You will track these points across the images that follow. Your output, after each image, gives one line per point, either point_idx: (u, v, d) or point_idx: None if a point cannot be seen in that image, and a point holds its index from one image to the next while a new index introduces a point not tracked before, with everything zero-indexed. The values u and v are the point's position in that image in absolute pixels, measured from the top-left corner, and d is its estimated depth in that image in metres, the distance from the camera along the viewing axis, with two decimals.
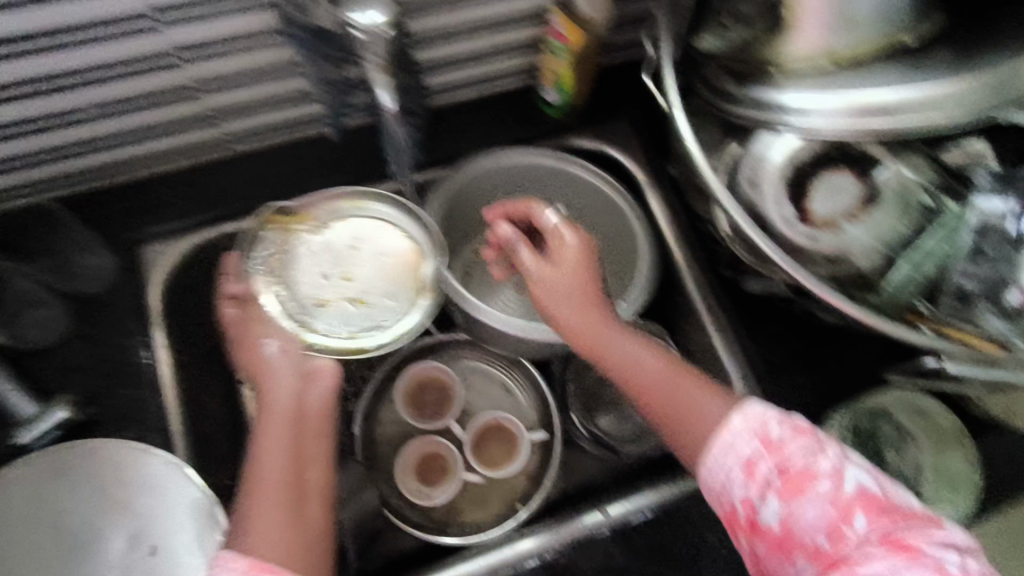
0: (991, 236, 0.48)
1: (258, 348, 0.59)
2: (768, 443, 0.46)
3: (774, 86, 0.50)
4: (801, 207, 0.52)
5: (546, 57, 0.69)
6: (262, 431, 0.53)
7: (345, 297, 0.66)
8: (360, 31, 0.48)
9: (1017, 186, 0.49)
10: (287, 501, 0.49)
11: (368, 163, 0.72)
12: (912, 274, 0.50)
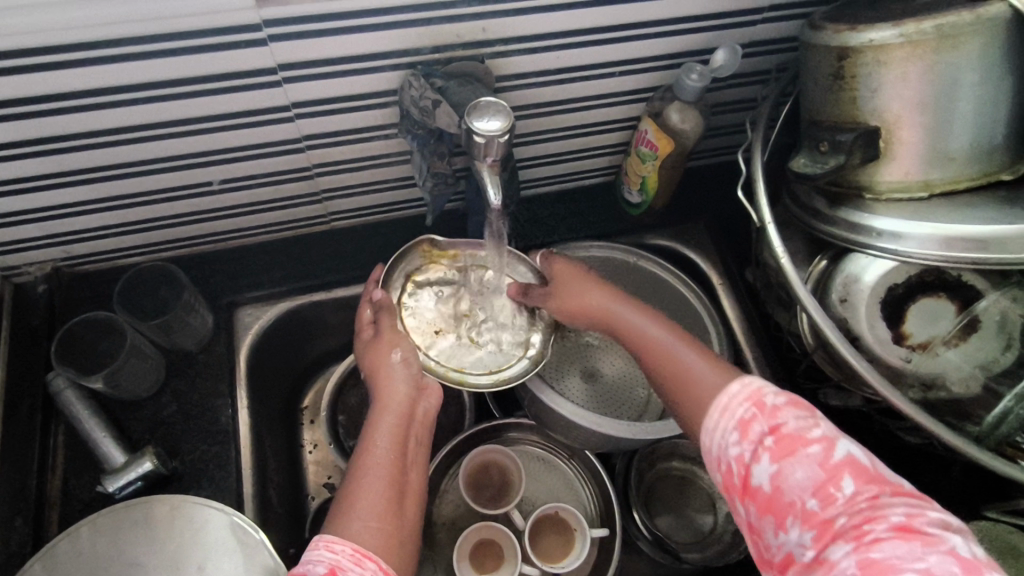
0: None
1: (383, 356, 0.62)
2: (767, 410, 0.47)
3: (867, 211, 0.52)
4: (896, 329, 0.51)
5: (632, 162, 0.72)
6: (372, 427, 0.58)
7: (463, 333, 0.69)
8: (482, 138, 0.52)
9: None
10: (385, 496, 0.53)
11: None
12: (1015, 407, 0.47)
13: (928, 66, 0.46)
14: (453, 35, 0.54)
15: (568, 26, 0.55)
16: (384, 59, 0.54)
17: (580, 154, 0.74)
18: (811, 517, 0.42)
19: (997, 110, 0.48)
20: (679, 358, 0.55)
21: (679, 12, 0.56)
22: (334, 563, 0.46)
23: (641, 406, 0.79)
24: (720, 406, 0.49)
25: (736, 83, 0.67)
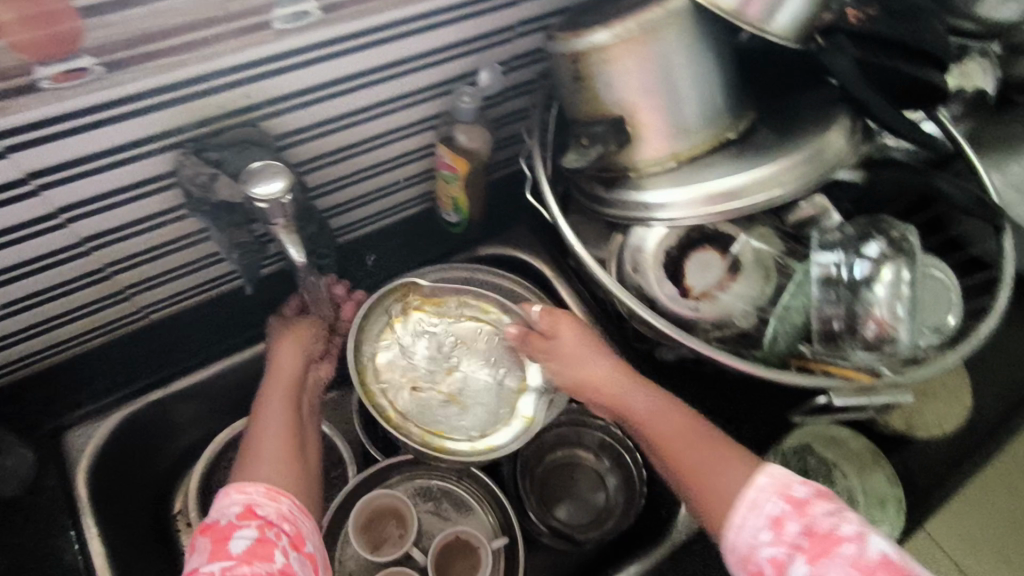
0: (835, 285, 0.55)
1: (278, 358, 0.67)
2: (798, 506, 0.46)
3: (636, 188, 0.58)
4: (681, 285, 0.58)
5: (441, 185, 0.75)
6: (264, 394, 0.63)
7: (441, 394, 0.72)
8: (265, 202, 0.52)
9: (846, 237, 0.56)
10: (283, 453, 0.56)
11: None
12: (779, 327, 0.56)
13: (643, 55, 0.53)
14: (217, 107, 0.54)
15: (330, 77, 0.56)
16: (147, 144, 0.53)
17: (389, 189, 0.76)
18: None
19: (711, 81, 0.56)
20: (688, 435, 0.56)
21: (430, 45, 0.60)
22: (249, 502, 0.50)
23: None
24: (748, 502, 0.48)
25: (509, 94, 0.72)
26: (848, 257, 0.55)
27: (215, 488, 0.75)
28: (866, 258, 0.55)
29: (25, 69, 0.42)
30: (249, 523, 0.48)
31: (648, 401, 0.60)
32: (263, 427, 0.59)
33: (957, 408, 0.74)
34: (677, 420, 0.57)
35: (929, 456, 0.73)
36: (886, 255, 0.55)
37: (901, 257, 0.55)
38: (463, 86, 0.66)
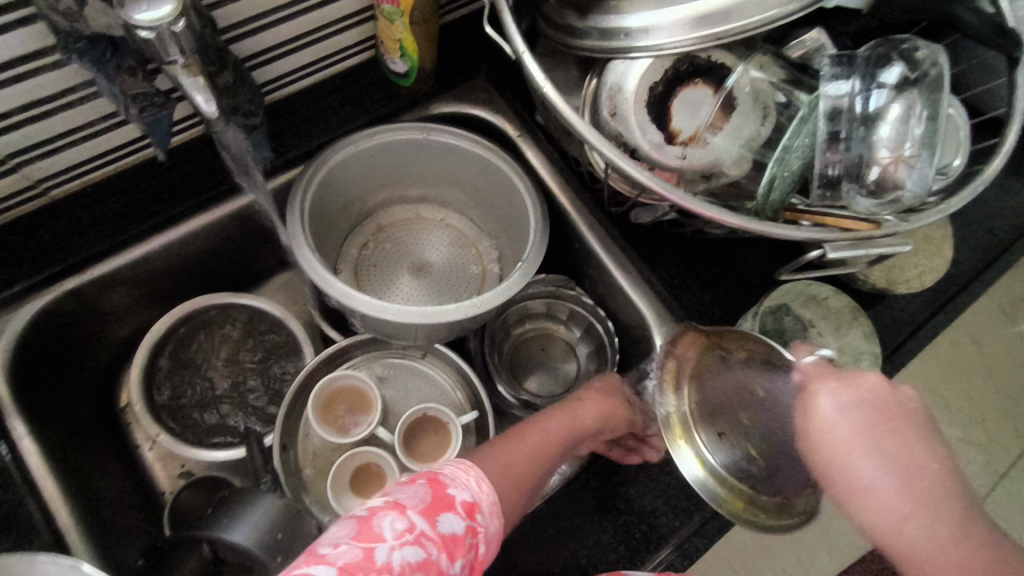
0: (844, 119, 0.48)
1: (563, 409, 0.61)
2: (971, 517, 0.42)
3: (615, 12, 0.48)
4: (665, 130, 0.51)
5: (382, 24, 0.64)
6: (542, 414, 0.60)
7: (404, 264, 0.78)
8: (151, 31, 0.41)
9: (857, 66, 0.49)
10: (523, 471, 0.52)
11: (214, 176, 0.65)
12: (778, 172, 0.49)
13: None
14: None
15: None
16: None
17: (319, 32, 0.64)
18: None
19: None
20: (872, 466, 0.43)
21: None
22: (473, 496, 0.45)
23: (478, 280, 0.79)
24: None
25: None
26: (864, 86, 0.48)
27: (161, 377, 0.71)
28: (884, 84, 0.48)
29: None
30: (440, 524, 0.42)
31: (862, 479, 0.43)
32: (508, 445, 0.54)
33: (939, 264, 0.71)
34: (823, 432, 0.44)
35: (906, 311, 0.71)
36: (902, 86, 0.48)
37: (917, 89, 0.48)
38: None
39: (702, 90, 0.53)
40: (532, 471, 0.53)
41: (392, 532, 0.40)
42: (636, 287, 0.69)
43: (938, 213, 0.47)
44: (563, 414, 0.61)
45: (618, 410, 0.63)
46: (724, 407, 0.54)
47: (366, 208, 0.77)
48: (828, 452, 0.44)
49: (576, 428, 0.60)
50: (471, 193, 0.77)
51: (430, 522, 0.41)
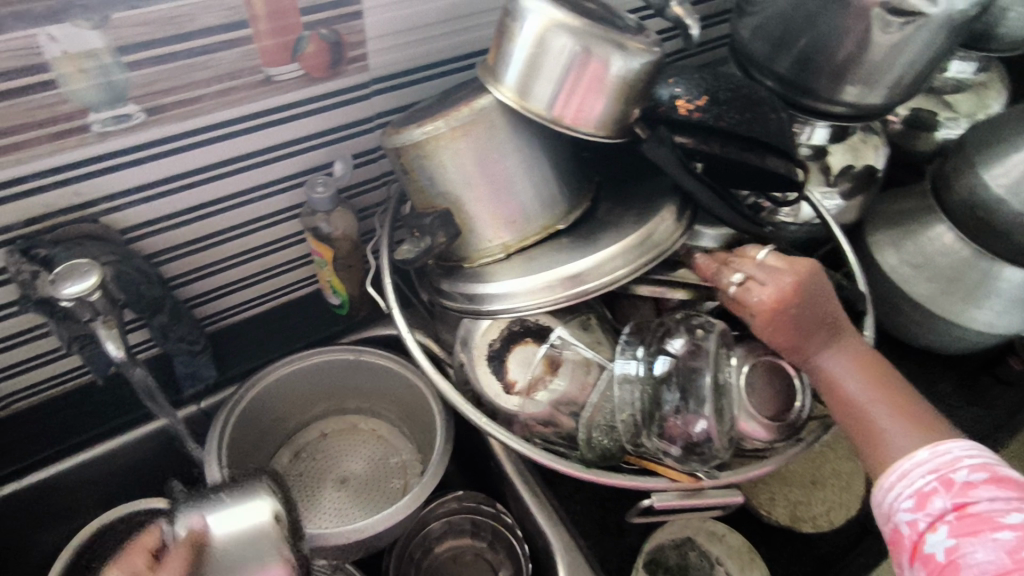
0: (645, 387, 0.52)
1: None
2: (954, 487, 0.44)
3: (474, 277, 0.57)
4: (503, 380, 0.55)
5: (317, 270, 0.75)
6: None
7: (331, 479, 0.82)
8: (72, 299, 0.51)
9: (647, 336, 0.54)
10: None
11: (137, 403, 0.73)
12: (597, 424, 0.53)
13: (456, 151, 0.53)
14: (44, 205, 0.56)
15: (170, 171, 0.59)
16: None
17: (259, 277, 0.75)
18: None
19: (541, 166, 0.57)
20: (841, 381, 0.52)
21: (277, 138, 0.63)
22: None
23: (399, 492, 0.81)
24: (899, 470, 0.47)
25: (375, 185, 0.73)
26: (650, 354, 0.53)
27: None
28: (667, 351, 0.53)
29: None
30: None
31: (858, 381, 0.52)
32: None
33: (850, 500, 0.70)
34: (863, 368, 0.53)
35: (829, 554, 0.67)
36: (687, 354, 0.52)
37: (704, 355, 0.52)
38: (318, 177, 0.67)
39: (532, 346, 0.57)
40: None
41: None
42: (539, 507, 0.72)
43: (763, 464, 0.52)
44: None
45: (826, 296, 0.53)
46: (813, 330, 0.53)
47: (305, 419, 0.84)
48: (806, 311, 0.53)
49: None
50: (400, 406, 0.84)
51: None
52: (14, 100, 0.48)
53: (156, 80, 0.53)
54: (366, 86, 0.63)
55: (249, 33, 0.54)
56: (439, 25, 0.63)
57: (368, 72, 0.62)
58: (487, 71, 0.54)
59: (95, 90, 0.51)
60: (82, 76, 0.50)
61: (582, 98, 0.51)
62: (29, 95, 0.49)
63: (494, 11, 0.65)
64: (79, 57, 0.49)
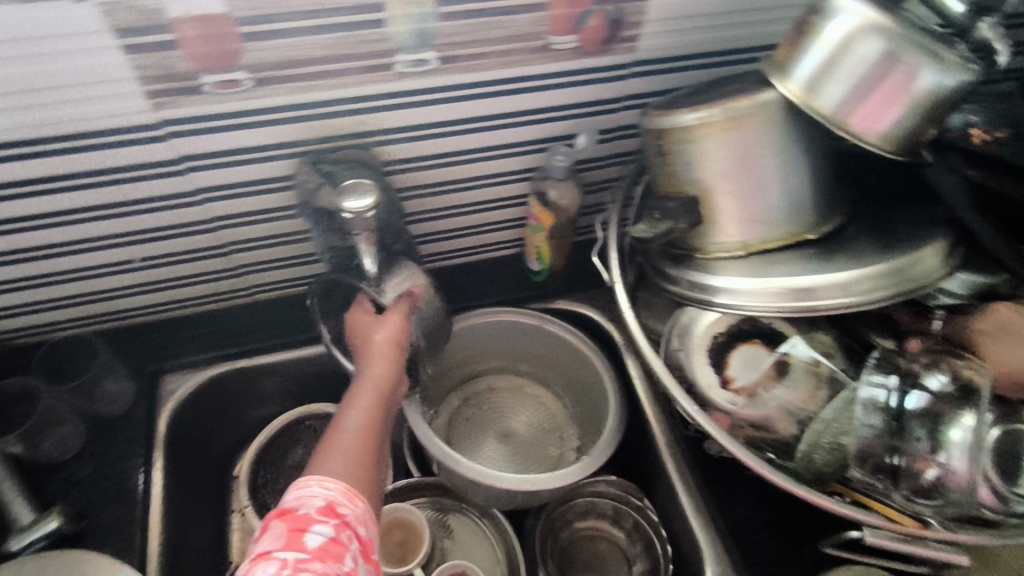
0: (881, 413, 0.54)
1: (366, 374, 0.61)
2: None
3: (705, 268, 0.58)
4: (722, 375, 0.59)
5: (530, 234, 0.79)
6: (348, 420, 0.58)
7: (493, 432, 0.86)
8: (352, 214, 0.58)
9: (898, 370, 0.56)
10: (365, 459, 0.54)
11: None
12: (815, 441, 0.55)
13: (724, 141, 0.54)
14: (336, 128, 0.63)
15: (442, 117, 0.65)
16: (279, 149, 0.63)
17: (477, 230, 0.81)
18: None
19: (802, 173, 0.55)
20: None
21: (535, 103, 0.67)
22: (329, 498, 0.49)
23: (554, 462, 0.84)
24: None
25: (605, 163, 0.76)
26: (903, 386, 0.55)
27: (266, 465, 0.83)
28: (923, 387, 0.55)
29: (197, 73, 0.54)
30: (328, 519, 0.47)
31: None
32: (359, 391, 0.60)
33: None
34: None
35: None
36: (946, 394, 0.54)
37: (963, 401, 0.53)
38: (561, 146, 0.70)
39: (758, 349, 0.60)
40: (373, 439, 0.57)
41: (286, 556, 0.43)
42: (696, 512, 0.71)
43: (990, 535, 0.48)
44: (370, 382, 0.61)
45: None
46: None
47: (479, 369, 0.89)
48: None
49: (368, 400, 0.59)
50: (570, 380, 0.86)
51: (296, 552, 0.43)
52: (347, 33, 0.54)
53: (458, 33, 0.58)
54: (628, 67, 0.66)
55: (547, 1, 0.57)
56: (714, 17, 0.63)
57: (633, 54, 0.65)
58: (773, 67, 0.53)
59: (410, 33, 0.56)
60: (405, 19, 0.55)
61: (875, 106, 0.49)
62: (359, 29, 0.55)
63: (774, 10, 0.64)
64: (409, 3, 0.54)
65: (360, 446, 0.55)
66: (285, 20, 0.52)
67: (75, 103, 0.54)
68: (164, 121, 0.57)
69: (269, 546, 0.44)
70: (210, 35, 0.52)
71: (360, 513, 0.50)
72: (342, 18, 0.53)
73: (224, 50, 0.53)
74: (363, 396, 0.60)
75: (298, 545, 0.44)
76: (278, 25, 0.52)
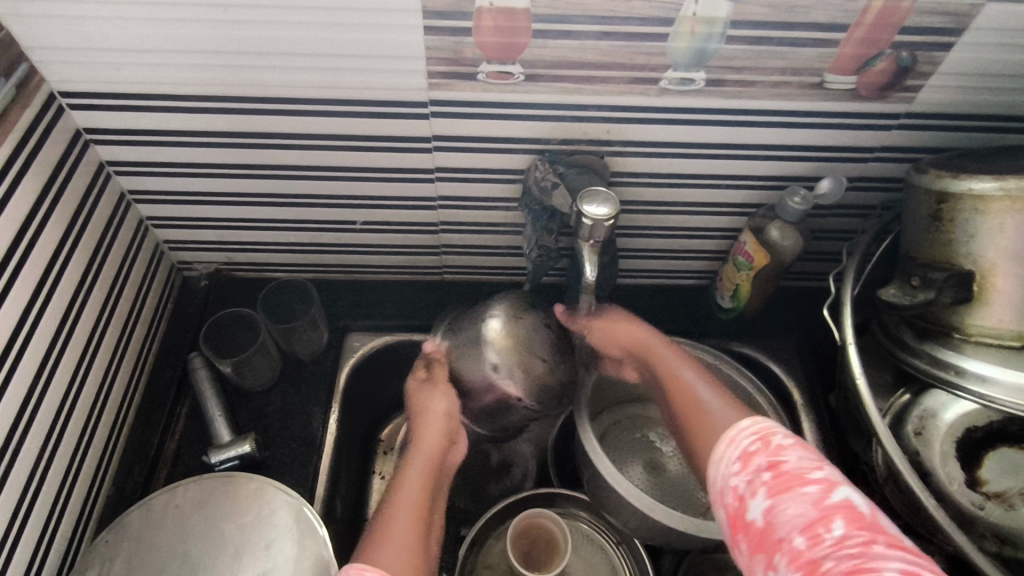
0: None
1: (435, 427, 0.62)
2: (771, 447, 0.48)
3: (956, 349, 0.53)
4: (971, 476, 0.53)
5: (728, 269, 0.76)
6: (404, 485, 0.56)
7: (644, 461, 0.83)
8: (589, 220, 0.58)
9: None
10: (427, 542, 0.53)
11: None
12: None
13: None
14: (580, 132, 0.63)
15: (685, 140, 0.64)
16: (522, 144, 0.65)
17: (676, 254, 0.80)
18: (795, 553, 0.41)
19: None
20: (705, 399, 0.56)
21: (783, 139, 0.64)
22: None
23: (704, 508, 0.80)
24: (726, 437, 0.51)
25: (835, 211, 0.72)
26: None
27: (416, 436, 0.83)
28: None
29: (477, 62, 0.55)
30: None
31: None
32: (411, 467, 0.58)
33: None
34: None
35: None
36: None
37: None
38: (799, 187, 0.67)
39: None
40: (435, 509, 0.56)
41: None
42: None
43: None
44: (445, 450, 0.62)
45: None
46: None
47: (637, 392, 0.85)
48: None
49: (441, 476, 0.59)
50: None
51: None
52: (629, 43, 0.54)
53: (737, 57, 0.55)
54: (895, 118, 0.61)
55: (841, 37, 0.54)
56: (1016, 79, 0.58)
57: (908, 106, 0.60)
58: None
59: (687, 52, 0.55)
60: (688, 37, 0.54)
61: None
62: (643, 42, 0.54)
63: None
64: (698, 21, 0.52)
65: (411, 514, 0.54)
66: (577, 22, 0.52)
67: (358, 71, 0.57)
68: (432, 101, 0.60)
69: None
70: (504, 27, 0.52)
71: None
72: (633, 26, 0.53)
73: (512, 44, 0.54)
74: (414, 461, 0.59)
75: None
76: (569, 26, 0.53)
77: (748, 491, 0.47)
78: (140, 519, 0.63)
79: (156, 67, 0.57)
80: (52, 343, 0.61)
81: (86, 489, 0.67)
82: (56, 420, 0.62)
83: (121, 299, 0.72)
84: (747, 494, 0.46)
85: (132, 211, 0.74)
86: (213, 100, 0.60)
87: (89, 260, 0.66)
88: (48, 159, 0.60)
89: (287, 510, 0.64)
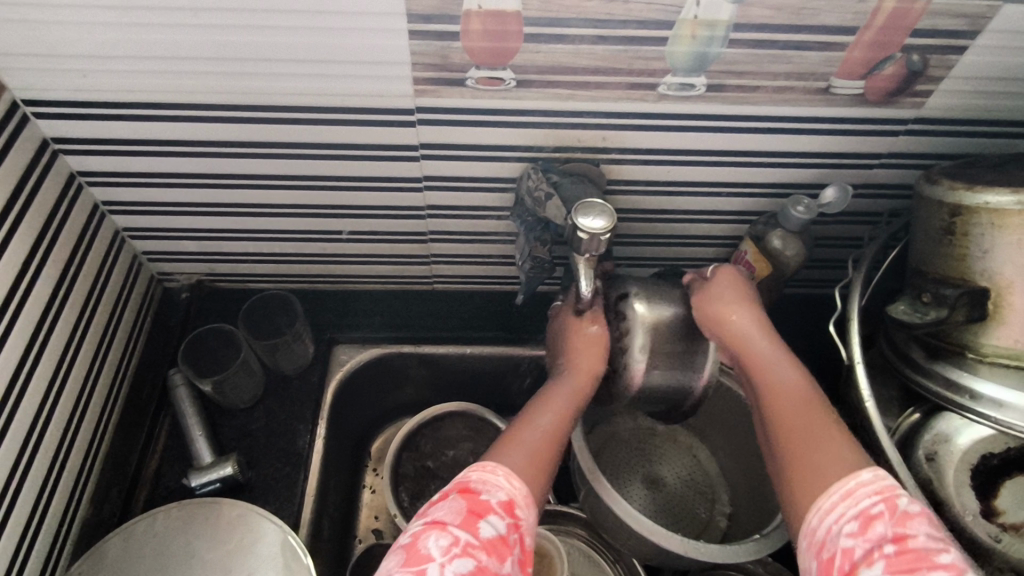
0: None
1: (582, 348, 0.60)
2: (896, 513, 0.42)
3: (970, 371, 0.51)
4: (986, 504, 0.51)
5: None
6: (541, 412, 0.56)
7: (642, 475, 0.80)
8: (585, 234, 0.55)
9: None
10: (541, 469, 0.51)
11: (528, 327, 0.81)
12: None
13: None
14: (575, 139, 0.60)
15: (684, 147, 0.61)
16: (514, 152, 0.61)
17: (675, 262, 0.77)
18: None
19: None
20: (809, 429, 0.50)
21: (787, 145, 0.61)
22: (511, 495, 0.47)
23: (703, 525, 0.78)
24: (843, 489, 0.45)
25: (840, 218, 0.70)
26: None
27: (407, 452, 0.80)
28: None
29: (466, 67, 0.52)
30: (506, 516, 0.45)
31: None
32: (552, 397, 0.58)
33: None
34: None
35: None
36: None
37: None
38: (803, 196, 0.64)
39: None
40: (551, 450, 0.53)
41: (458, 535, 0.43)
42: None
43: None
44: (562, 395, 0.58)
45: None
46: None
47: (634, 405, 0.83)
48: None
49: (560, 419, 0.56)
50: (734, 441, 0.78)
51: (470, 533, 0.43)
52: (626, 47, 0.51)
53: (740, 62, 0.52)
54: (905, 123, 0.59)
55: (850, 40, 0.51)
56: None
57: (918, 111, 0.57)
58: None
59: (688, 56, 0.52)
60: (689, 41, 0.51)
61: None
62: (641, 45, 0.51)
63: None
64: (699, 24, 0.49)
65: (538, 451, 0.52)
66: (571, 25, 0.49)
67: (339, 78, 0.54)
68: (418, 108, 0.57)
69: (446, 518, 0.44)
70: (494, 31, 0.49)
71: (530, 519, 0.47)
72: (630, 30, 0.50)
73: (503, 49, 0.51)
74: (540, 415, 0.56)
75: (472, 529, 0.43)
76: (563, 30, 0.50)
77: (863, 558, 0.41)
78: (117, 548, 0.60)
79: (124, 74, 0.54)
80: (19, 364, 0.58)
81: (61, 515, 0.64)
82: (26, 445, 0.59)
83: (96, 314, 0.69)
84: (860, 562, 0.41)
85: (106, 222, 0.70)
86: (187, 107, 0.57)
87: (60, 275, 0.63)
88: (11, 171, 0.56)
89: (273, 539, 0.61)
